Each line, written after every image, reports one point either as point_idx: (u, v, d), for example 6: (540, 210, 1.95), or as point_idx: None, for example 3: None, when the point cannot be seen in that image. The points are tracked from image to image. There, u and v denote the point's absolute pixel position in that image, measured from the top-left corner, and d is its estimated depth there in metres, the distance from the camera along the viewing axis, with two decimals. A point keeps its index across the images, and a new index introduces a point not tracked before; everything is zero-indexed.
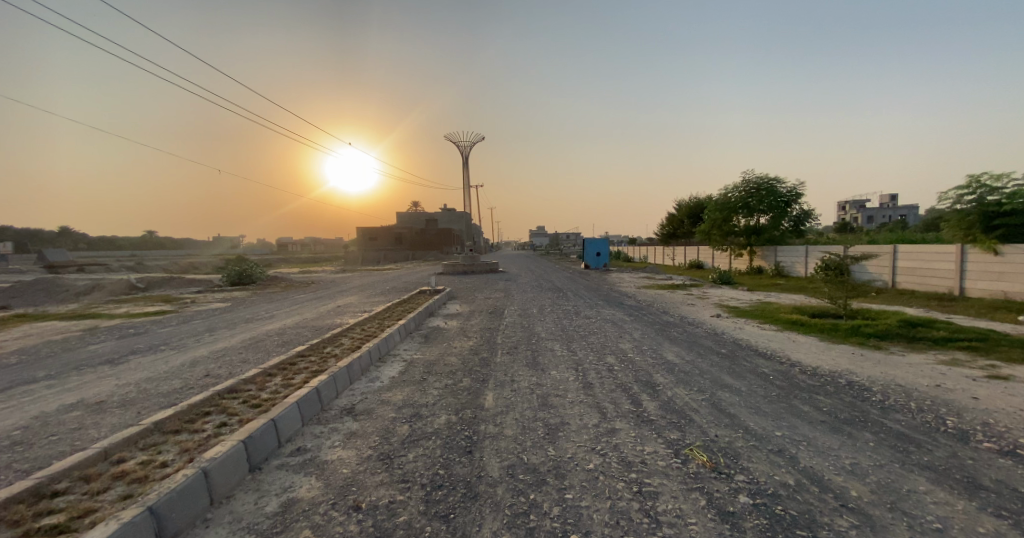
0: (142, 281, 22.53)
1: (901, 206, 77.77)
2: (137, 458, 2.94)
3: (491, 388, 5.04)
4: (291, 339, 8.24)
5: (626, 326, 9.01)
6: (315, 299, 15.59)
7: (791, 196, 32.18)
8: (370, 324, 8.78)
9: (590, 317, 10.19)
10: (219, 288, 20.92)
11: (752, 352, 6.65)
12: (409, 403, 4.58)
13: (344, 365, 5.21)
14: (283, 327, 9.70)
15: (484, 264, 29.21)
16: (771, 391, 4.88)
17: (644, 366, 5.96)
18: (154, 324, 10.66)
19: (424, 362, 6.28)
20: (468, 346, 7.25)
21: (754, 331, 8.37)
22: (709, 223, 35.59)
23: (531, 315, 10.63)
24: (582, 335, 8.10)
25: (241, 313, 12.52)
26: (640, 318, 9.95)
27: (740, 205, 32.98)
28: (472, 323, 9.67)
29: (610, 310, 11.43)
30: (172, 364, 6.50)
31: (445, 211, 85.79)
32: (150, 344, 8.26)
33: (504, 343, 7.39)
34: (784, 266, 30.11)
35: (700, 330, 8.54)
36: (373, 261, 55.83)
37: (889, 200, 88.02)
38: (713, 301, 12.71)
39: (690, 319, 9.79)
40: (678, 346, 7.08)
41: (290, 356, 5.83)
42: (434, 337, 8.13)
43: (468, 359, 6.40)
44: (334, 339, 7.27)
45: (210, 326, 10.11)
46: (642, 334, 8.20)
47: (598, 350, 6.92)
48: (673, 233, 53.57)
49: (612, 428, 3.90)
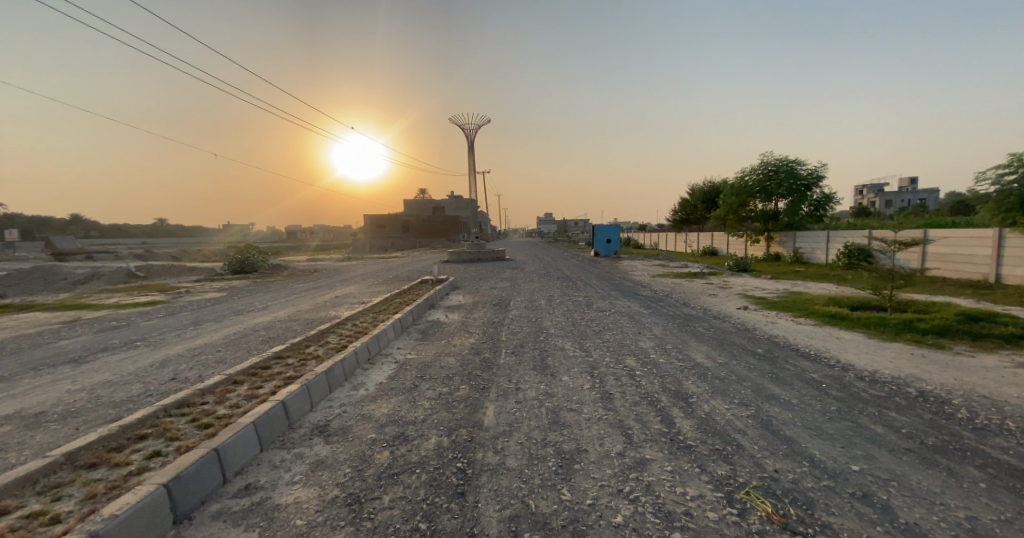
0: (143, 270, 22.17)
1: (922, 191, 75.09)
2: (23, 510, 2.38)
3: (492, 399, 4.27)
4: (277, 335, 7.56)
5: (644, 321, 8.15)
6: (313, 289, 15.00)
7: (812, 179, 30.65)
8: (363, 318, 8.05)
9: (603, 310, 9.37)
10: (219, 278, 20.49)
11: (793, 352, 5.78)
12: (394, 419, 3.83)
13: (323, 371, 4.49)
14: (273, 320, 9.04)
15: (491, 252, 28.39)
16: (829, 404, 4.03)
17: (671, 371, 5.16)
18: (141, 317, 10.12)
19: (418, 364, 5.55)
20: (469, 345, 6.50)
21: (789, 326, 7.48)
22: (724, 208, 34.24)
23: (539, 307, 9.82)
24: (595, 331, 7.29)
25: (235, 304, 11.92)
26: (659, 311, 9.08)
27: (757, 189, 31.55)
28: (475, 316, 8.91)
29: (625, 301, 10.57)
30: (139, 366, 5.88)
31: (452, 199, 84.93)
32: (128, 340, 7.67)
33: (509, 341, 6.62)
34: (803, 253, 28.82)
35: (728, 325, 7.66)
36: (379, 249, 55.35)
37: (909, 184, 85.05)
38: (736, 291, 11.78)
39: (714, 312, 8.89)
40: (706, 346, 6.23)
41: (265, 358, 5.13)
42: (432, 333, 7.39)
43: (467, 361, 5.65)
44: (320, 336, 6.55)
45: (197, 319, 9.48)
46: (663, 330, 7.36)
47: (615, 350, 6.11)
48: (685, 219, 52.06)
49: (641, 459, 3.11)
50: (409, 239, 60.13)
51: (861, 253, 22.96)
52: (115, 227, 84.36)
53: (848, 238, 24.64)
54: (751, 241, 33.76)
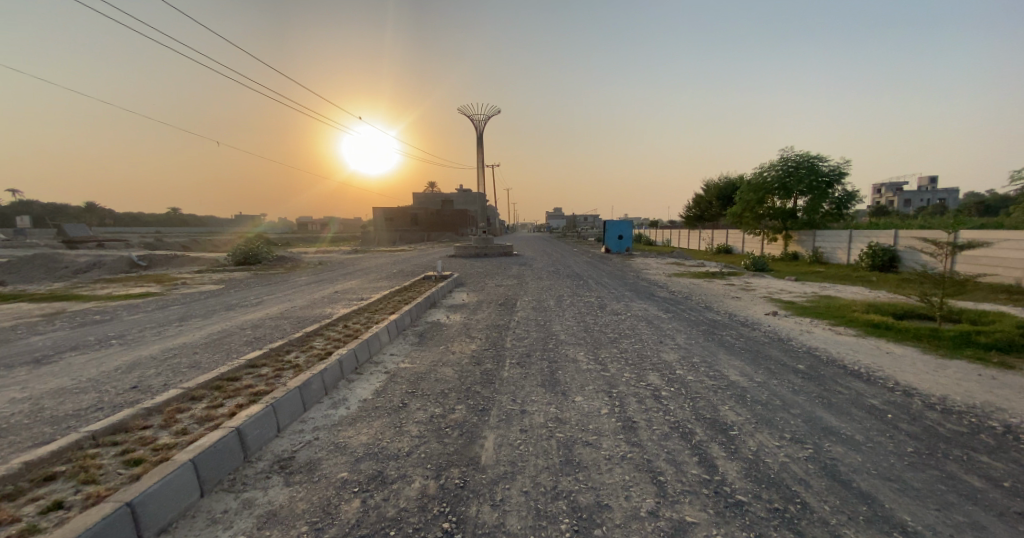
0: (146, 259, 21.83)
1: (944, 191, 72.59)
2: None
3: (493, 426, 3.59)
4: (263, 335, 6.95)
5: (664, 327, 7.39)
6: (313, 283, 14.46)
7: (834, 176, 29.33)
8: (357, 318, 7.40)
9: (617, 313, 8.62)
10: (221, 269, 20.03)
11: (842, 371, 5.00)
12: (373, 453, 3.16)
13: (296, 387, 3.85)
14: (264, 318, 8.46)
15: (498, 247, 27.68)
16: (907, 443, 3.27)
17: (702, 391, 4.43)
18: (128, 310, 9.60)
19: (411, 376, 4.88)
20: (469, 353, 5.80)
21: (827, 336, 6.68)
22: (739, 205, 33.07)
23: (549, 309, 9.08)
24: (610, 339, 6.56)
25: (229, 298, 11.37)
26: (679, 316, 8.31)
27: (775, 185, 30.33)
28: (479, 317, 8.22)
29: (641, 304, 9.80)
30: (102, 369, 5.29)
31: (461, 193, 84.31)
32: (104, 337, 7.11)
33: (515, 349, 5.92)
34: (823, 252, 27.64)
35: (759, 334, 6.87)
36: (387, 241, 54.93)
37: (930, 183, 82.37)
38: (760, 294, 10.92)
39: (741, 318, 8.09)
40: (738, 360, 5.46)
41: (236, 366, 4.49)
42: (431, 337, 6.71)
43: (467, 373, 4.96)
44: (306, 338, 5.91)
45: (184, 315, 8.91)
46: (686, 339, 6.61)
47: (635, 364, 5.37)
48: (699, 215, 50.73)
49: (680, 524, 2.40)
50: (417, 232, 59.66)
51: (886, 254, 21.81)
52: (129, 216, 85.29)
53: (872, 237, 23.47)
54: (768, 240, 32.58)
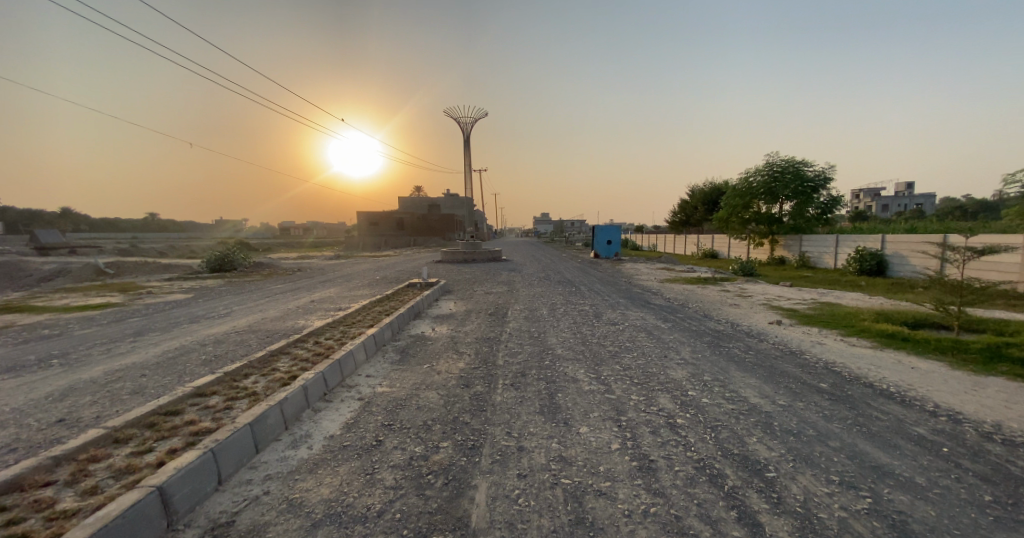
0: (113, 265, 20.58)
1: (919, 196, 74.87)
2: None
3: (486, 471, 2.99)
4: (226, 353, 6.20)
5: (668, 339, 6.88)
6: (290, 291, 13.62)
7: (820, 181, 29.55)
8: (331, 332, 6.69)
9: (616, 324, 8.10)
10: (194, 276, 18.93)
11: (869, 391, 4.54)
12: (335, 513, 2.52)
13: (246, 423, 3.17)
14: (231, 331, 7.70)
15: (487, 252, 27.12)
16: (975, 487, 2.78)
17: (723, 419, 3.90)
18: (80, 323, 8.70)
19: (388, 403, 4.24)
20: (457, 372, 5.18)
21: (841, 349, 6.26)
22: (726, 210, 33.20)
23: (542, 318, 8.52)
24: (612, 353, 6.02)
25: (197, 309, 10.52)
26: (681, 326, 7.84)
27: (762, 191, 30.51)
28: (467, 329, 7.61)
29: (639, 312, 9.30)
30: (26, 397, 4.52)
31: (448, 197, 83.60)
32: (41, 356, 6.25)
33: (508, 367, 5.32)
34: (810, 257, 27.79)
35: (769, 346, 6.41)
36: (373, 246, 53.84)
37: (905, 188, 84.90)
38: (759, 302, 10.56)
39: (745, 328, 7.65)
40: (753, 377, 4.97)
41: (179, 395, 3.78)
42: (414, 353, 6.07)
43: (454, 398, 4.35)
44: (269, 357, 5.20)
45: (143, 328, 8.08)
46: (693, 352, 6.10)
47: (643, 383, 4.83)
48: (685, 220, 51.01)
49: None
50: (403, 237, 58.70)
51: (873, 259, 21.93)
52: (103, 221, 82.29)
53: (859, 242, 23.60)
54: (755, 245, 32.76)
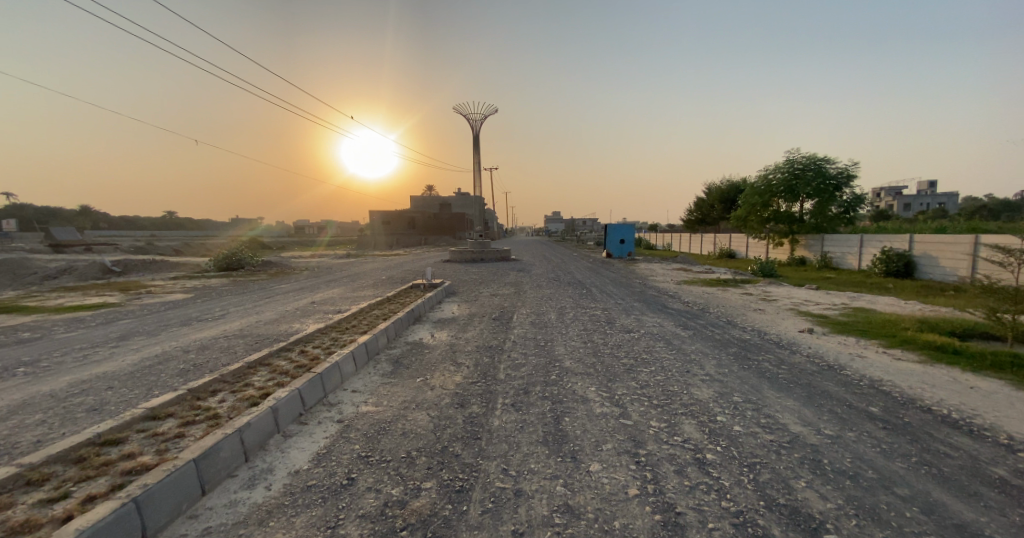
0: (121, 264, 20.54)
1: (944, 194, 72.34)
2: None
3: (473, 527, 2.42)
4: (207, 361, 5.75)
5: (688, 351, 6.23)
6: (292, 292, 13.25)
7: (842, 178, 28.25)
8: (321, 338, 6.19)
9: (629, 331, 7.47)
10: (200, 276, 18.73)
11: (932, 418, 3.85)
12: None
13: (190, 459, 2.69)
14: (219, 336, 7.27)
15: (495, 252, 26.60)
16: None
17: (762, 454, 3.25)
18: (69, 325, 8.39)
19: (371, 426, 3.72)
20: (452, 388, 4.63)
21: (886, 363, 5.53)
22: (743, 208, 32.09)
23: (550, 325, 7.91)
24: (626, 367, 5.40)
25: (192, 310, 10.18)
26: (701, 335, 7.16)
27: (781, 188, 29.35)
28: (468, 336, 7.05)
29: (654, 318, 8.64)
30: None
31: (458, 196, 83.31)
32: (15, 363, 5.88)
33: (509, 384, 4.74)
34: (832, 257, 26.57)
35: (803, 359, 5.71)
36: (383, 245, 53.76)
37: (929, 186, 81.78)
38: (784, 307, 9.80)
39: (773, 337, 6.95)
40: (791, 399, 4.31)
41: (127, 419, 3.32)
42: (408, 363, 5.54)
43: (447, 422, 3.79)
44: (247, 368, 4.71)
45: (130, 332, 7.73)
46: (717, 367, 5.46)
47: (663, 405, 4.22)
48: (700, 218, 49.79)
49: None
50: (413, 235, 58.59)
51: (901, 259, 20.77)
52: (122, 220, 84.06)
53: (886, 241, 22.40)
54: (773, 245, 31.58)
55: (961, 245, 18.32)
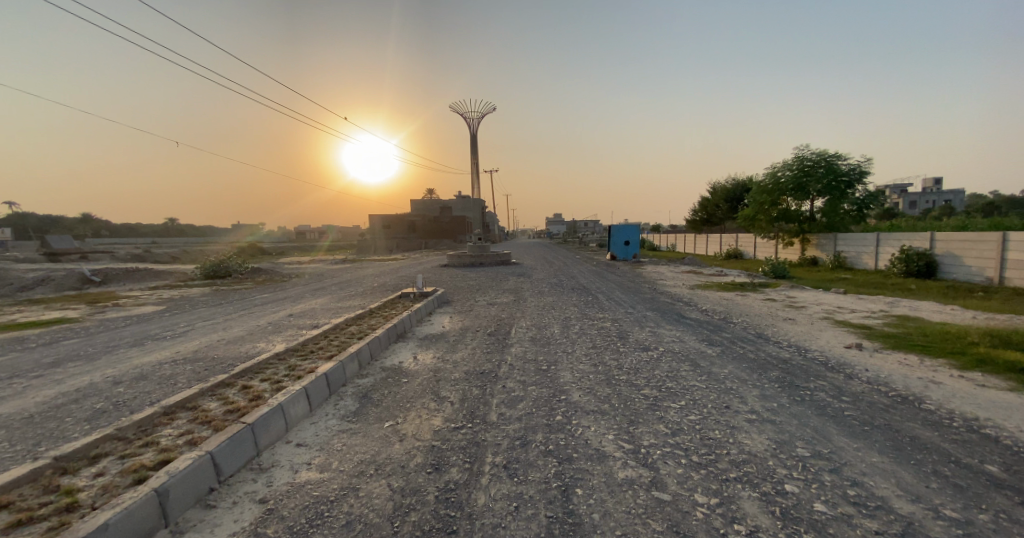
0: (102, 273, 19.54)
1: (952, 190, 70.94)
2: None
3: None
4: (134, 397, 4.67)
5: (723, 376, 5.14)
6: (272, 303, 12.20)
7: (855, 174, 27.03)
8: (276, 365, 5.11)
9: (647, 349, 6.38)
10: (184, 284, 17.72)
11: None
12: None
13: None
14: (168, 360, 6.20)
15: (494, 255, 25.55)
16: None
17: None
18: (6, 346, 7.35)
19: (305, 508, 2.64)
20: (428, 440, 3.55)
21: (971, 392, 4.38)
22: (751, 207, 30.99)
23: (553, 341, 6.83)
24: (650, 403, 4.33)
25: (157, 326, 9.17)
26: (732, 354, 6.08)
27: (790, 186, 28.19)
28: (457, 357, 5.97)
29: (673, 332, 7.54)
30: None
31: (459, 199, 82.49)
32: None
33: (502, 433, 3.66)
34: (847, 257, 25.35)
35: (867, 388, 4.60)
36: (381, 250, 52.80)
37: (934, 183, 80.29)
38: (816, 316, 8.68)
39: (818, 356, 5.85)
40: (878, 452, 3.22)
41: None
42: (378, 399, 4.47)
43: (412, 500, 2.72)
44: (160, 417, 3.65)
45: (68, 355, 6.66)
46: (763, 399, 4.38)
47: (707, 463, 3.14)
48: (704, 219, 48.73)
49: None
50: (412, 239, 57.62)
51: (922, 258, 19.62)
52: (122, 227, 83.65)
53: (905, 240, 21.21)
54: (783, 244, 30.45)
55: (988, 245, 17.13)
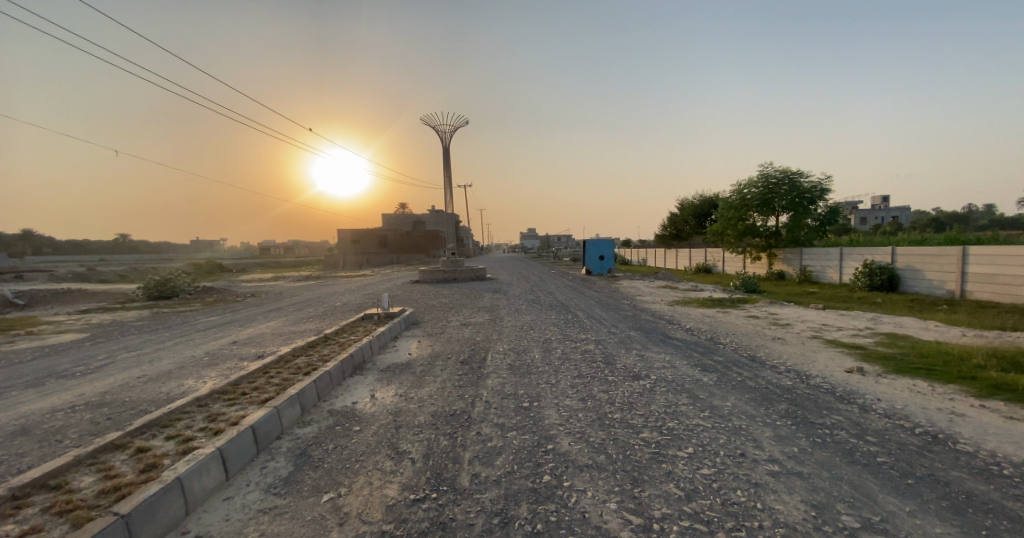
0: (25, 293, 17.33)
1: (897, 207, 76.02)
2: None
3: None
4: None
5: (726, 411, 4.53)
6: (219, 326, 10.89)
7: (816, 192, 28.05)
8: (193, 414, 4.09)
9: (637, 377, 5.73)
10: (121, 306, 15.92)
11: None
12: None
13: None
14: (60, 406, 4.98)
15: (467, 270, 24.69)
16: None
17: None
18: None
19: None
20: (379, 523, 2.69)
21: (1002, 428, 3.95)
22: (721, 223, 31.65)
23: (533, 370, 6.08)
24: (654, 451, 3.64)
25: (67, 359, 7.74)
26: (730, 382, 5.51)
27: (757, 202, 28.95)
28: (424, 395, 5.12)
29: (661, 355, 6.96)
30: None
31: (432, 214, 81.30)
32: None
33: (477, 507, 2.86)
34: (812, 271, 26.06)
35: (887, 424, 4.12)
36: (351, 265, 50.82)
37: (880, 201, 86.00)
38: (804, 334, 8.36)
39: (822, 384, 5.39)
40: (937, 519, 2.64)
41: None
42: (319, 459, 3.56)
43: None
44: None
45: None
46: (780, 442, 3.77)
47: None
48: (675, 234, 49.76)
49: None
50: (383, 254, 55.94)
51: (883, 273, 20.28)
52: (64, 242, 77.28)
53: (867, 255, 21.94)
54: (751, 259, 31.19)
55: (948, 258, 17.84)
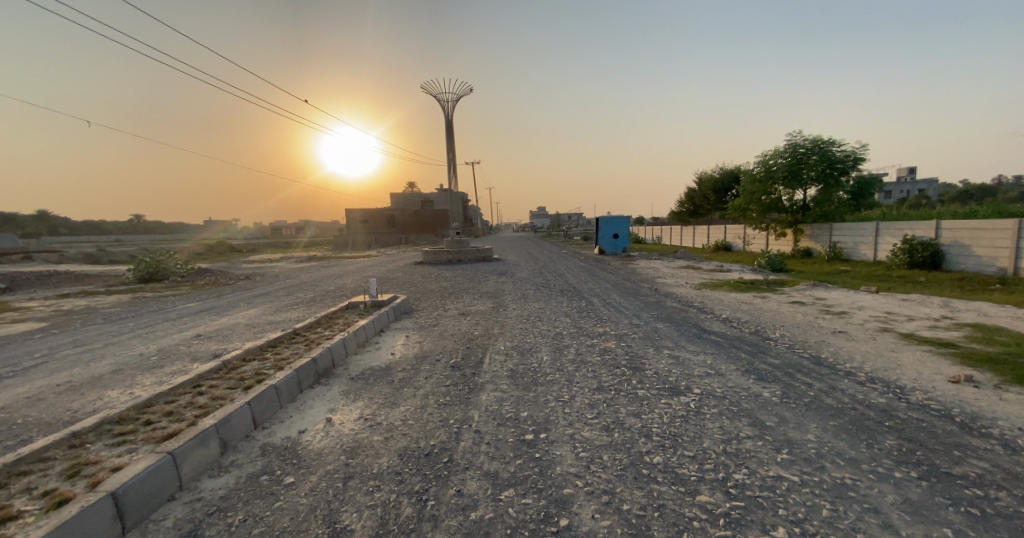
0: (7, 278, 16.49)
1: (927, 181, 71.82)
2: None
3: None
4: None
5: (816, 454, 3.18)
6: (191, 316, 9.79)
7: (850, 161, 25.67)
8: (54, 462, 2.80)
9: (676, 392, 4.40)
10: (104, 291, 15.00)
11: None
12: None
13: None
14: None
15: (473, 251, 23.35)
16: None
17: None
18: None
19: None
20: None
21: None
22: (743, 197, 29.54)
23: (540, 379, 4.78)
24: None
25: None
26: (803, 401, 4.14)
27: (783, 174, 26.73)
28: (395, 419, 3.87)
29: (700, 357, 5.60)
30: None
31: (439, 193, 79.57)
32: None
33: None
34: (842, 248, 24.06)
35: None
36: (357, 245, 49.78)
37: (908, 174, 81.47)
38: (869, 326, 6.88)
39: (928, 403, 4.00)
40: None
41: None
42: None
43: None
44: None
45: None
46: (920, 520, 2.44)
47: None
48: (692, 211, 47.44)
49: None
50: (390, 234, 54.78)
51: (926, 249, 18.34)
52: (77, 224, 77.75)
53: (908, 229, 19.92)
54: (775, 236, 29.17)
55: (1001, 232, 15.86)
